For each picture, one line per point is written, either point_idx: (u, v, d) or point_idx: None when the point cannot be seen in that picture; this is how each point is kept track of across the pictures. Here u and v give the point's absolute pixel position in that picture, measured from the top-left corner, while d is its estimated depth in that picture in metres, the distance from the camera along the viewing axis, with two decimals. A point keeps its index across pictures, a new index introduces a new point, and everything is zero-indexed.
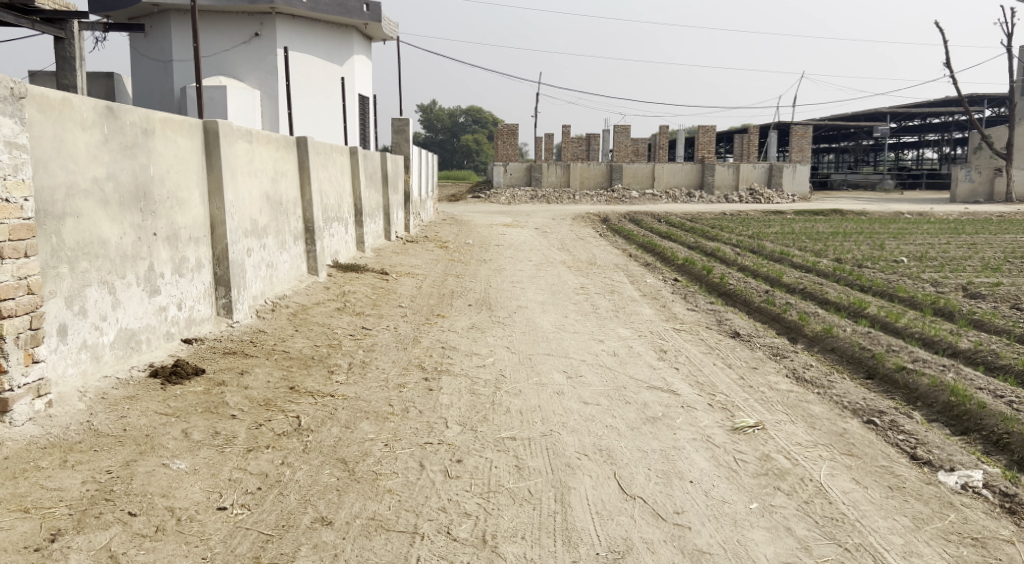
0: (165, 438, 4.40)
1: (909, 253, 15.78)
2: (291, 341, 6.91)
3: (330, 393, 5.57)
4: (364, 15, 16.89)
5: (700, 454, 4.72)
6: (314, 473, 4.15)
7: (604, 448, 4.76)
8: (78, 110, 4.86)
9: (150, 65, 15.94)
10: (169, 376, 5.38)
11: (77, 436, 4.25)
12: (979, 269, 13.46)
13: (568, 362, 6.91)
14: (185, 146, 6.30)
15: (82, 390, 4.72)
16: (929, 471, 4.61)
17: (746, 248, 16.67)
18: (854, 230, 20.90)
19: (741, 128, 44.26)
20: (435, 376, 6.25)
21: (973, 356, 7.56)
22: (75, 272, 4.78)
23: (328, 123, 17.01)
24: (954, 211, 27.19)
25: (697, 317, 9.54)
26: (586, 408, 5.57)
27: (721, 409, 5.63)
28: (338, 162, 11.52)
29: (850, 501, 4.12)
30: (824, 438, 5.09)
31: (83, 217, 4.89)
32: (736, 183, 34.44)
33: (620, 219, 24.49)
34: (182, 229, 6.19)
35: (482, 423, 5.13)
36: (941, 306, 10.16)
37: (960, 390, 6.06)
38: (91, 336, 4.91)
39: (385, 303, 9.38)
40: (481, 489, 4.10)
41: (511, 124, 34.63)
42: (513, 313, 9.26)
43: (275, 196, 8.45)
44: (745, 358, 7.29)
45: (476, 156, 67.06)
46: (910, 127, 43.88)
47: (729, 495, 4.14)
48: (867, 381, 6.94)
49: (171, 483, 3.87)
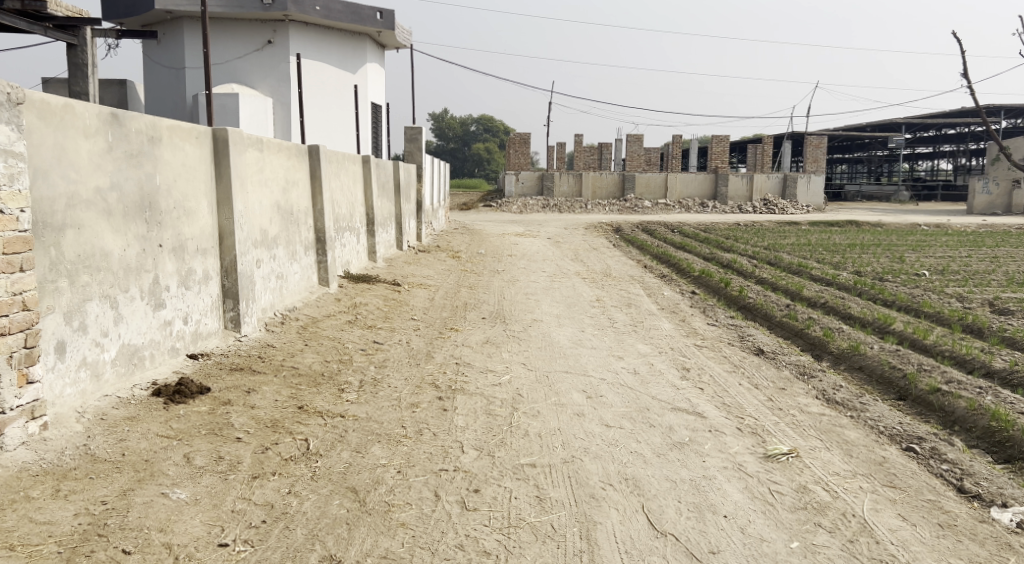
0: (166, 463, 4.16)
1: (931, 266, 15.40)
2: (301, 356, 6.67)
3: (340, 414, 5.32)
4: (378, 23, 16.73)
5: (733, 484, 4.44)
6: (323, 505, 3.89)
7: (630, 477, 4.48)
8: (80, 116, 4.65)
9: (163, 72, 15.81)
10: (172, 395, 5.14)
11: (72, 461, 4.00)
12: (1005, 284, 13.07)
13: (587, 380, 6.64)
14: (193, 154, 6.08)
15: (80, 411, 4.49)
16: (980, 507, 4.32)
17: (763, 260, 16.31)
18: (871, 242, 20.47)
19: (754, 139, 43.96)
20: (449, 395, 5.99)
21: (1009, 377, 7.23)
22: (75, 287, 4.56)
23: (340, 131, 16.84)
24: (972, 223, 26.76)
25: (718, 332, 9.23)
26: (609, 432, 5.29)
27: (751, 434, 5.35)
28: (350, 170, 11.33)
29: (899, 540, 3.85)
30: (863, 467, 4.80)
31: (85, 228, 4.67)
32: (749, 194, 34.06)
33: (632, 229, 24.20)
34: (189, 240, 5.97)
35: (500, 448, 4.86)
36: (970, 323, 9.80)
37: (1001, 415, 5.75)
38: (91, 353, 4.68)
39: (397, 316, 9.14)
40: (501, 523, 3.84)
41: (523, 133, 34.39)
42: (529, 327, 8.99)
43: (286, 206, 8.22)
44: (772, 378, 6.99)
45: (486, 165, 66.88)
46: (926, 138, 43.44)
47: (768, 533, 3.88)
48: (899, 403, 6.64)
49: (170, 515, 3.63)
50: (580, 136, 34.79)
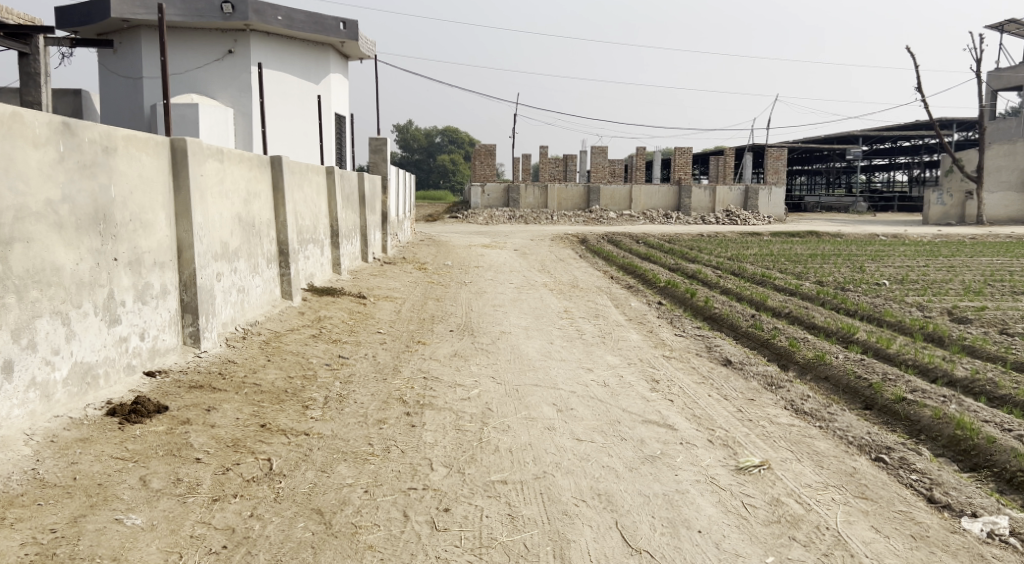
0: (120, 487, 3.97)
1: (891, 276, 15.66)
2: (263, 372, 6.49)
3: (304, 432, 5.16)
4: (340, 33, 16.58)
5: (706, 498, 4.40)
6: (287, 528, 3.76)
7: (603, 493, 4.41)
8: (30, 126, 4.47)
9: (119, 82, 15.45)
10: (128, 415, 4.94)
11: (18, 487, 3.77)
12: (962, 293, 13.34)
13: (557, 393, 6.57)
14: (150, 165, 5.90)
15: (28, 433, 4.28)
16: (951, 517, 4.34)
17: (728, 270, 16.44)
18: (831, 252, 20.75)
19: (716, 152, 44.63)
20: (417, 410, 5.86)
21: (971, 386, 7.33)
22: (24, 303, 4.35)
23: (303, 142, 16.61)
24: (927, 233, 27.36)
25: (685, 343, 9.24)
26: (580, 446, 5.22)
27: (722, 446, 5.32)
28: (314, 182, 11.15)
29: (873, 553, 3.85)
30: (834, 479, 4.79)
31: (34, 242, 4.48)
32: (712, 205, 34.45)
33: (598, 240, 24.29)
34: (146, 253, 5.77)
35: (470, 464, 4.75)
36: (931, 331, 9.94)
37: (966, 423, 5.80)
38: (41, 372, 4.48)
39: (363, 330, 8.97)
40: (472, 544, 3.74)
41: (488, 145, 34.27)
42: (497, 339, 8.89)
43: (247, 218, 8.03)
44: (740, 389, 6.99)
45: (452, 177, 66.71)
46: (883, 150, 44.45)
47: (743, 548, 3.84)
48: (866, 413, 6.68)
49: (124, 543, 3.47)
50: (545, 148, 34.91)
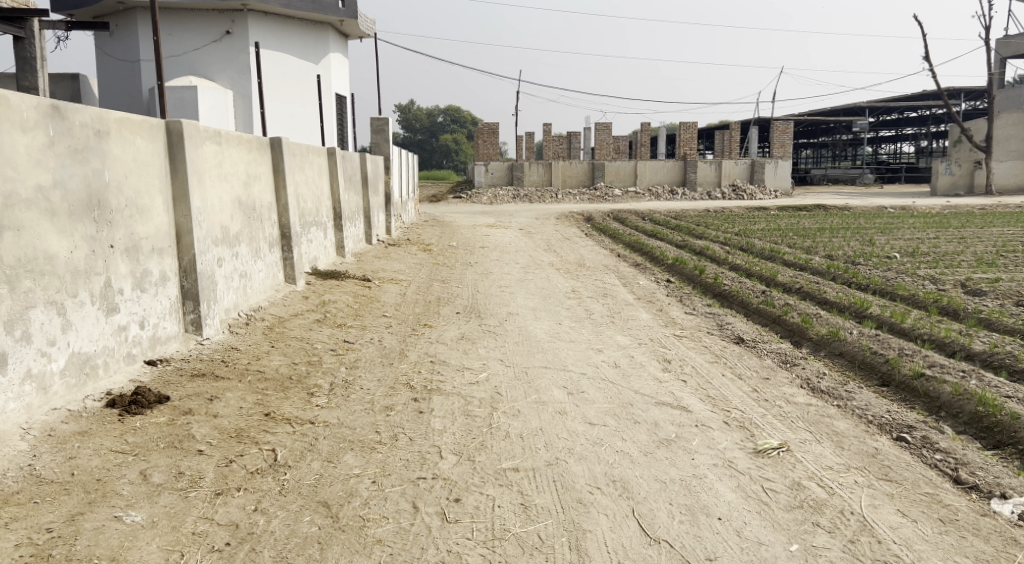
0: (120, 482, 3.85)
1: (901, 248, 15.40)
2: (267, 359, 6.36)
3: (309, 420, 5.03)
4: (339, 12, 16.26)
5: (725, 483, 4.25)
6: (292, 522, 3.64)
7: (618, 479, 4.27)
8: (16, 109, 4.29)
9: (117, 65, 15.21)
10: (128, 406, 4.81)
11: (14, 484, 3.65)
12: (975, 265, 13.10)
13: (567, 376, 6.42)
14: (145, 149, 5.71)
15: (25, 427, 4.16)
16: (980, 499, 4.18)
17: (736, 246, 16.20)
18: (839, 225, 20.51)
19: (721, 126, 44.20)
20: (424, 396, 5.72)
21: (990, 359, 7.15)
22: (17, 293, 4.21)
23: (304, 123, 16.38)
24: (936, 204, 26.91)
25: (696, 321, 9.06)
26: (593, 430, 5.07)
27: (739, 428, 5.18)
28: (316, 163, 10.96)
29: (901, 539, 3.70)
30: (856, 460, 4.64)
31: (25, 230, 4.32)
32: (718, 180, 34.10)
33: (604, 218, 24.06)
34: (144, 239, 5.61)
35: (480, 452, 4.61)
36: (945, 305, 9.75)
37: (988, 399, 5.64)
38: (37, 364, 4.34)
39: (368, 313, 8.82)
40: (485, 536, 3.61)
41: (490, 123, 33.89)
42: (504, 321, 8.73)
43: (248, 201, 7.85)
44: (755, 368, 6.83)
45: (455, 156, 66.28)
46: (889, 121, 43.88)
47: (766, 536, 3.70)
48: (883, 389, 6.52)
49: (123, 541, 3.36)
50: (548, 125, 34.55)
